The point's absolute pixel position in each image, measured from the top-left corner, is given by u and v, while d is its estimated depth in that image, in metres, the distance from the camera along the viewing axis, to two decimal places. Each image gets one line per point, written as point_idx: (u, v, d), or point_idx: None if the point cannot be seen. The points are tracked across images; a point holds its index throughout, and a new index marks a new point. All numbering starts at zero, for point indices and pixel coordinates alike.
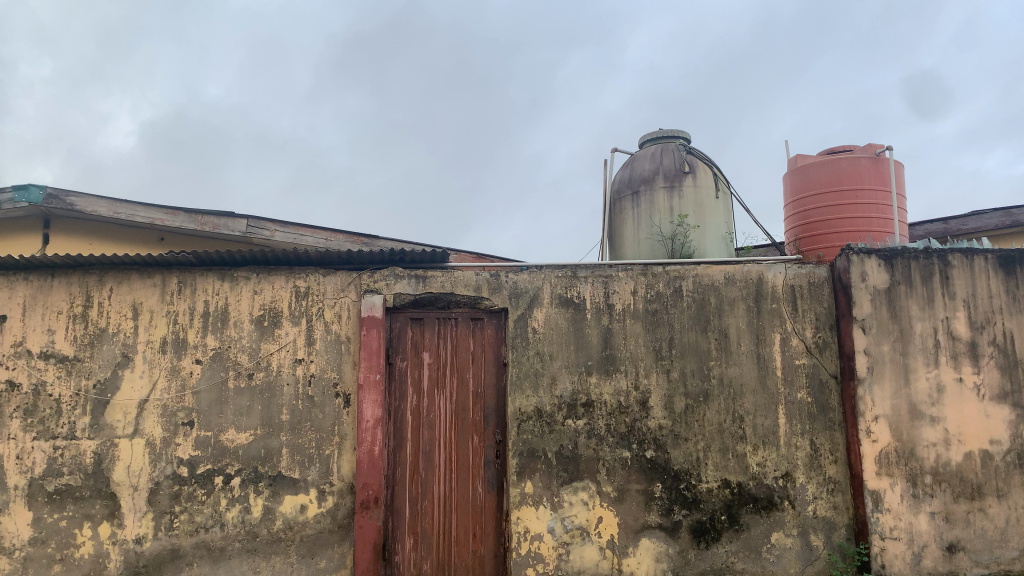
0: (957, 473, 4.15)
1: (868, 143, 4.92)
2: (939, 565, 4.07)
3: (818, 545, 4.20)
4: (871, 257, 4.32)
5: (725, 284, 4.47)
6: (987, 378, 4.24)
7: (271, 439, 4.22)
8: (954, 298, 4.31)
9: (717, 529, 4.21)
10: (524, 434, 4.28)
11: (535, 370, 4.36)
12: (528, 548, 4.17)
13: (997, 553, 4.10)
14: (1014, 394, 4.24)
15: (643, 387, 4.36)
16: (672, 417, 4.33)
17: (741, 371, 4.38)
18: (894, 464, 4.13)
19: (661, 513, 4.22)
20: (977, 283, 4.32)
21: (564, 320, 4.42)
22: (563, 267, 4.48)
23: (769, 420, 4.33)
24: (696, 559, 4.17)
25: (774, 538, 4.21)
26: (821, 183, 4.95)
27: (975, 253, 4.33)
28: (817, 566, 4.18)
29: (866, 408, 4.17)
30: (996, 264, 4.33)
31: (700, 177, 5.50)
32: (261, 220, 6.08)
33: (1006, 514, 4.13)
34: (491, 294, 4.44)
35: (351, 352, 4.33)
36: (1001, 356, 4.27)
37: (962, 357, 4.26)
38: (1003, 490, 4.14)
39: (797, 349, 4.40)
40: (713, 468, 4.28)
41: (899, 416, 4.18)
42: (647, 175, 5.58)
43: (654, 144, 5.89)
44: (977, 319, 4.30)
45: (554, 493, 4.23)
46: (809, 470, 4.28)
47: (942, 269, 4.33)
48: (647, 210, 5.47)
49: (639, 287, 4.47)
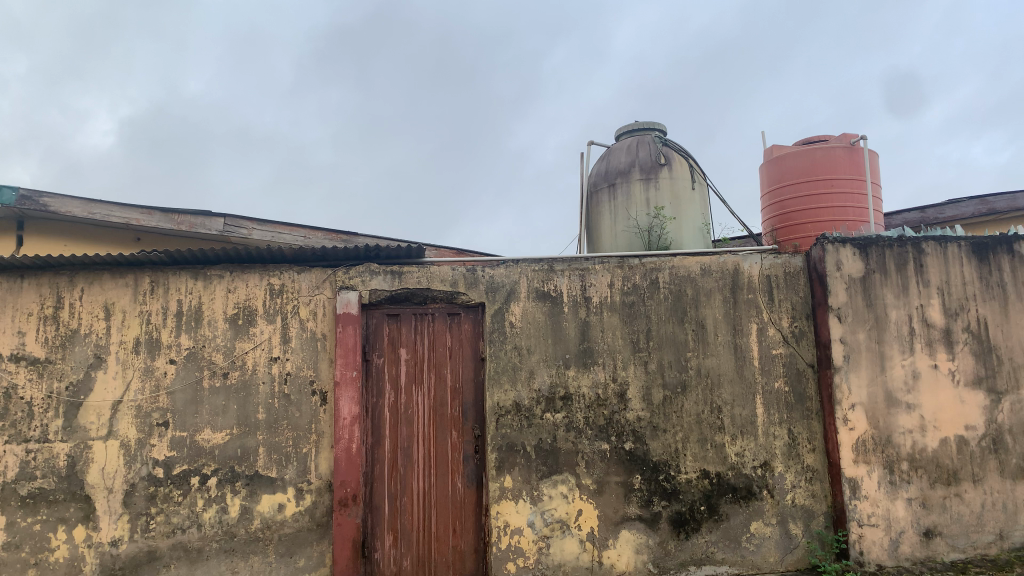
0: (933, 459, 4.19)
1: (843, 133, 4.95)
2: (917, 551, 4.10)
3: (797, 534, 4.22)
4: (846, 246, 4.34)
5: (702, 275, 4.48)
6: (962, 364, 4.28)
7: (247, 438, 4.19)
8: (928, 286, 4.34)
9: (696, 519, 4.22)
10: (502, 428, 4.28)
11: (513, 364, 4.35)
12: (508, 542, 4.16)
13: (973, 537, 4.14)
14: (988, 380, 4.28)
15: (621, 379, 4.37)
16: (650, 409, 4.34)
17: (718, 362, 4.39)
18: (871, 452, 4.16)
19: (640, 504, 4.22)
20: (951, 270, 4.35)
21: (542, 314, 4.41)
22: (539, 260, 4.48)
23: (746, 409, 4.35)
24: (676, 550, 4.19)
25: (753, 527, 4.22)
26: (796, 173, 4.96)
27: (948, 241, 4.37)
28: (796, 555, 4.20)
29: (843, 396, 4.20)
30: (969, 251, 4.37)
31: (676, 169, 5.51)
32: (238, 218, 6.06)
33: (981, 498, 4.17)
34: (467, 288, 4.42)
35: (327, 350, 4.31)
36: (975, 342, 4.31)
37: (937, 344, 4.29)
38: (979, 475, 4.19)
39: (773, 339, 4.42)
40: (692, 458, 4.29)
41: (875, 404, 4.20)
42: (623, 167, 5.58)
43: (630, 136, 5.88)
44: (951, 305, 4.33)
45: (533, 487, 4.23)
46: (788, 459, 4.30)
47: (916, 257, 4.36)
48: (624, 202, 5.47)
49: (616, 279, 4.47)
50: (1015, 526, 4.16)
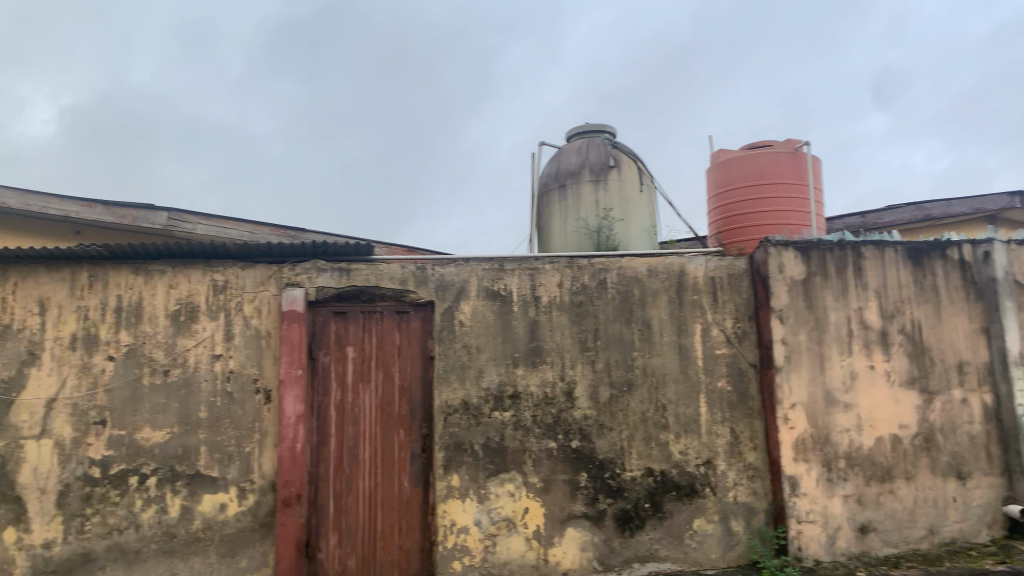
0: (869, 457, 4.31)
1: (787, 139, 5.07)
2: (852, 546, 4.22)
3: (738, 530, 4.31)
4: (788, 249, 4.44)
5: (649, 276, 4.54)
6: (897, 365, 4.42)
7: (188, 437, 4.11)
8: (866, 288, 4.46)
9: (641, 516, 4.27)
10: (450, 427, 4.27)
11: (461, 363, 4.35)
12: (454, 541, 4.16)
13: (906, 533, 4.28)
14: (921, 380, 4.43)
15: (568, 378, 4.40)
16: (597, 407, 4.38)
17: (664, 361, 4.46)
18: (809, 450, 4.26)
19: (586, 502, 4.26)
20: (887, 274, 4.49)
21: (491, 313, 4.42)
22: (489, 259, 4.48)
23: (690, 408, 4.42)
24: (621, 547, 4.23)
25: (696, 524, 4.29)
26: (741, 177, 5.06)
27: (885, 245, 4.51)
28: (737, 551, 4.28)
29: (783, 396, 4.29)
30: (905, 256, 4.52)
31: (625, 171, 5.57)
32: (182, 212, 5.89)
33: (914, 495, 4.31)
34: (416, 286, 4.40)
35: (271, 348, 4.25)
36: (910, 344, 4.46)
37: (873, 345, 4.42)
38: (911, 472, 4.33)
39: (717, 339, 4.50)
40: (637, 456, 4.34)
41: (814, 403, 4.31)
42: (573, 168, 5.61)
43: (581, 138, 5.92)
44: (888, 308, 4.47)
45: (480, 486, 4.24)
46: (730, 457, 4.38)
47: (855, 261, 4.48)
48: (573, 203, 5.50)
49: (565, 279, 4.49)
50: (945, 521, 4.31)
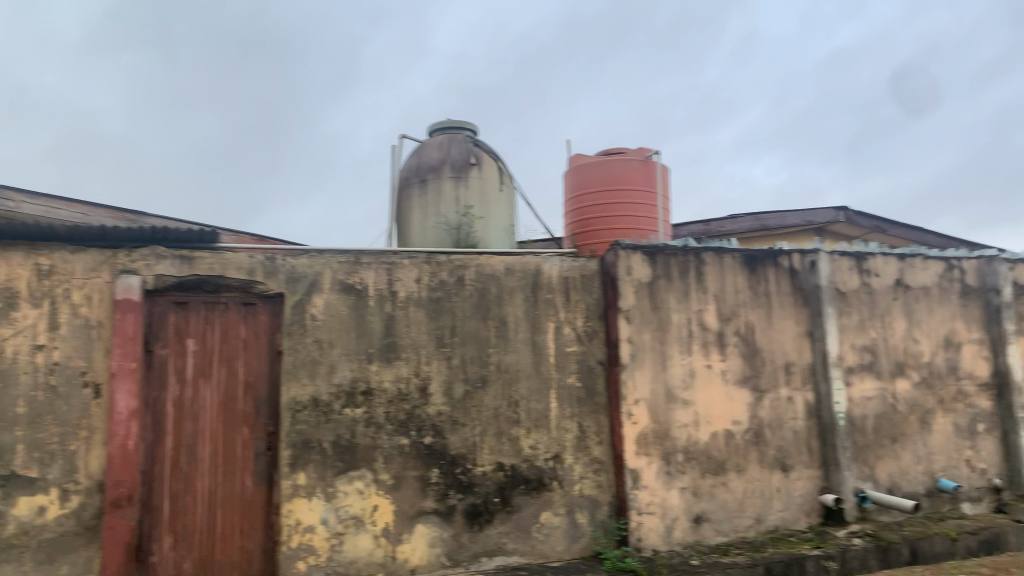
0: (704, 451, 4.57)
1: (639, 147, 5.29)
2: (687, 536, 4.45)
3: (583, 523, 4.44)
4: (636, 253, 4.60)
5: (505, 274, 4.59)
6: (731, 364, 4.71)
7: (2, 435, 3.75)
8: (706, 292, 4.72)
9: (490, 510, 4.32)
10: (298, 424, 4.15)
11: (312, 358, 4.23)
12: (299, 541, 4.04)
13: (735, 522, 4.56)
14: (753, 379, 4.74)
15: (423, 375, 4.38)
16: (451, 404, 4.38)
17: (517, 358, 4.53)
18: (650, 444, 4.45)
19: (436, 498, 4.26)
20: (725, 279, 4.77)
21: (345, 307, 4.32)
22: (345, 252, 4.38)
23: (541, 404, 4.52)
24: (469, 542, 4.26)
25: (543, 517, 4.39)
26: (596, 182, 5.21)
27: (724, 252, 4.79)
28: (582, 543, 4.42)
29: (628, 392, 4.45)
30: (742, 263, 4.82)
31: (485, 170, 5.60)
32: (4, 189, 5.40)
33: (743, 486, 4.61)
34: (265, 278, 4.23)
35: (102, 339, 3.96)
36: (743, 345, 4.76)
37: (711, 345, 4.69)
38: (742, 465, 4.63)
39: (569, 337, 4.63)
40: (488, 452, 4.39)
41: (657, 399, 4.51)
42: (434, 164, 5.56)
43: (442, 134, 5.89)
44: (725, 311, 4.75)
45: (328, 484, 4.14)
46: (577, 452, 4.52)
47: (697, 266, 4.72)
48: (434, 199, 5.47)
49: (423, 275, 4.47)
50: (769, 510, 4.64)
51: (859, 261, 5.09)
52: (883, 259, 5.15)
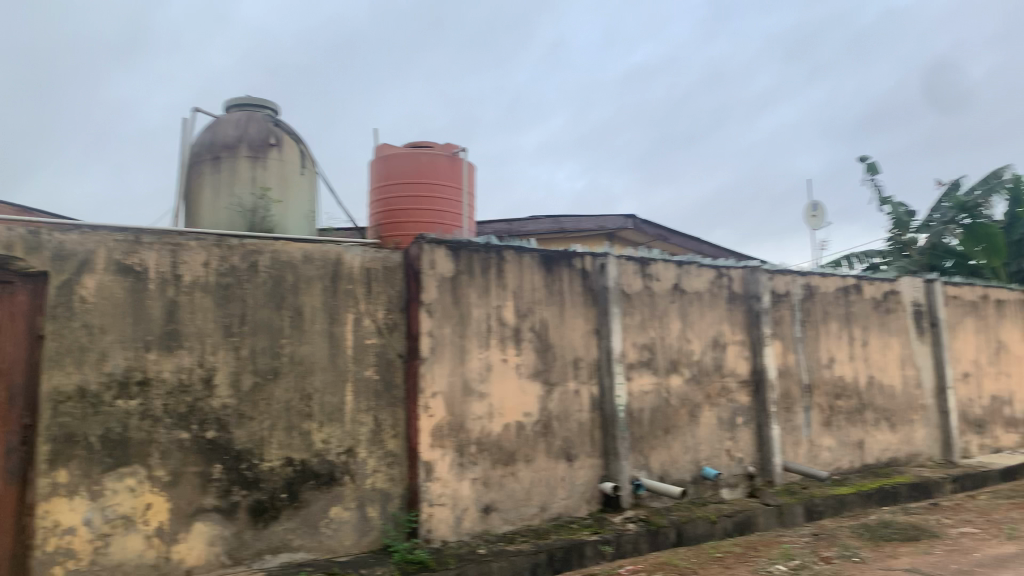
0: (496, 443, 4.69)
1: (447, 143, 5.32)
2: (475, 525, 4.56)
3: (373, 517, 4.41)
4: (440, 247, 4.61)
5: (303, 262, 4.45)
6: (525, 359, 4.88)
7: None
8: (505, 288, 4.85)
9: (276, 506, 4.17)
10: (60, 417, 3.77)
11: (80, 345, 3.86)
12: (56, 544, 3.68)
13: (522, 511, 4.74)
14: (544, 373, 4.95)
15: (208, 365, 4.13)
16: (238, 396, 4.18)
17: (312, 350, 4.40)
18: (445, 436, 4.49)
19: (218, 495, 4.04)
20: (524, 277, 4.93)
21: (121, 289, 3.98)
22: (123, 230, 4.02)
23: (335, 397, 4.42)
24: (252, 540, 4.08)
25: (332, 512, 4.31)
26: (402, 175, 5.15)
27: (524, 252, 4.94)
28: (371, 537, 4.39)
29: (426, 385, 4.45)
30: (539, 262, 5.00)
31: (286, 152, 5.38)
32: None
33: (531, 476, 4.80)
34: (26, 254, 3.79)
35: None
36: (537, 341, 4.95)
37: (507, 340, 4.82)
38: (530, 456, 4.81)
39: (367, 330, 4.58)
40: (277, 446, 4.23)
41: (453, 393, 4.56)
42: (229, 140, 5.26)
43: (240, 110, 5.57)
44: (522, 307, 4.91)
45: (94, 481, 3.79)
46: (371, 445, 4.48)
47: (498, 263, 4.83)
48: (228, 178, 5.17)
49: (212, 258, 4.21)
50: (554, 499, 4.87)
51: (643, 266, 5.45)
52: (663, 265, 5.55)
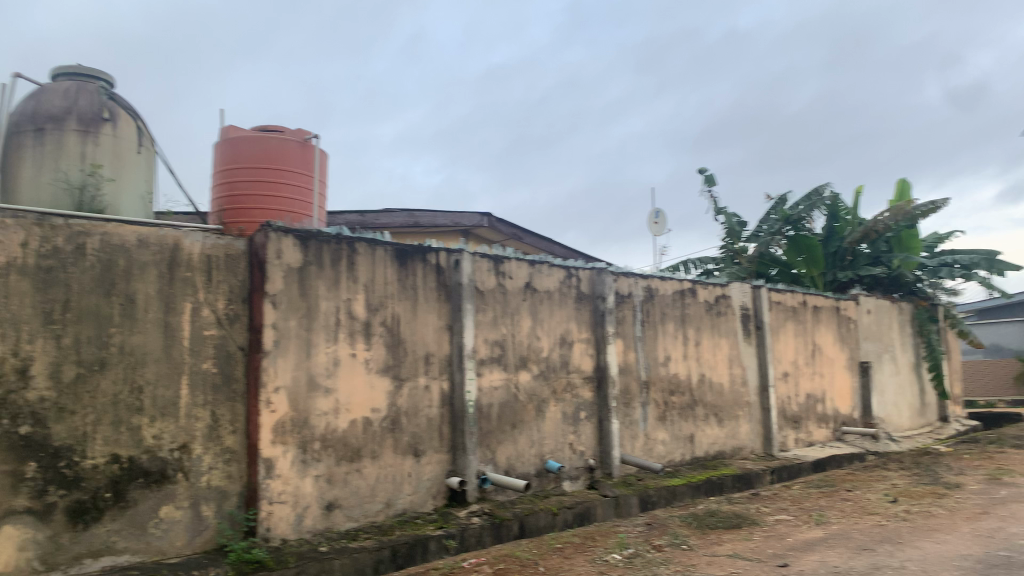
0: (341, 439, 4.59)
1: (299, 128, 5.13)
2: (317, 523, 4.42)
3: (207, 515, 4.21)
4: (288, 236, 4.43)
5: (137, 247, 4.15)
6: (374, 354, 4.81)
7: None
8: (356, 282, 4.75)
9: (99, 507, 3.86)
10: None
11: None
12: None
13: (366, 507, 4.66)
14: (394, 368, 4.90)
15: (23, 353, 3.75)
16: (58, 389, 3.83)
17: (144, 340, 4.12)
18: (287, 433, 4.31)
19: (31, 496, 3.69)
20: (376, 271, 4.86)
21: None
22: None
23: (169, 391, 4.17)
24: (71, 543, 3.76)
25: (163, 512, 4.06)
26: (248, 159, 4.92)
27: (377, 245, 4.87)
28: (204, 537, 4.18)
29: (268, 379, 4.25)
30: (392, 256, 4.95)
31: (121, 128, 5.02)
32: None
33: (376, 472, 4.73)
34: None
35: None
36: (388, 335, 4.89)
37: (357, 334, 4.73)
38: (377, 452, 4.75)
39: (206, 321, 4.36)
40: (102, 442, 3.93)
41: (297, 388, 4.40)
42: (56, 111, 4.83)
43: (70, 79, 5.13)
44: (373, 301, 4.83)
45: None
46: (207, 441, 4.27)
47: (349, 255, 4.72)
48: (53, 152, 4.75)
49: (31, 239, 3.83)
50: (399, 494, 4.83)
51: (496, 264, 5.51)
52: (516, 263, 5.65)
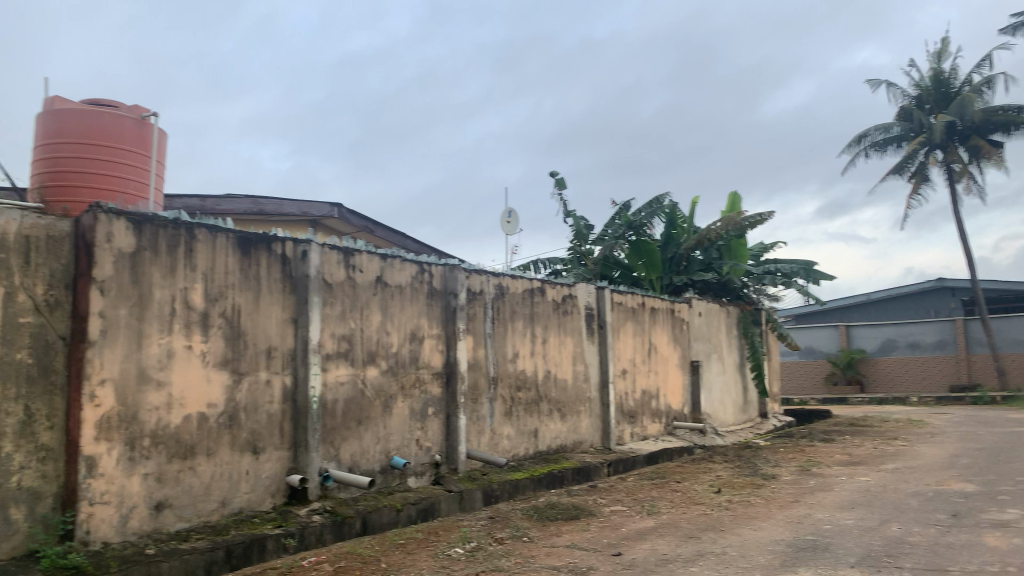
0: (174, 435, 4.34)
1: (135, 104, 4.79)
2: (145, 524, 4.15)
3: (17, 519, 3.73)
4: (120, 219, 4.13)
5: None
6: (212, 346, 4.59)
7: None
8: (194, 270, 4.51)
9: None
10: None
11: None
12: None
13: (199, 506, 4.44)
14: (233, 362, 4.70)
15: None
16: None
17: None
18: (114, 428, 4.03)
19: None
20: (216, 259, 4.64)
21: None
22: None
23: None
24: None
25: None
26: (79, 132, 4.51)
27: (218, 231, 4.65)
28: (13, 543, 3.70)
29: (93, 371, 3.94)
30: (234, 244, 4.74)
31: None
32: None
33: (211, 470, 4.51)
34: None
35: None
36: (228, 327, 4.69)
37: (193, 325, 4.49)
38: (212, 448, 4.54)
39: (23, 306, 3.89)
40: None
41: (126, 380, 4.11)
42: None
43: None
44: (212, 291, 4.61)
45: None
46: (19, 438, 3.80)
47: (187, 241, 4.48)
48: None
49: None
50: (235, 493, 4.64)
51: (346, 257, 5.41)
52: (366, 257, 5.56)
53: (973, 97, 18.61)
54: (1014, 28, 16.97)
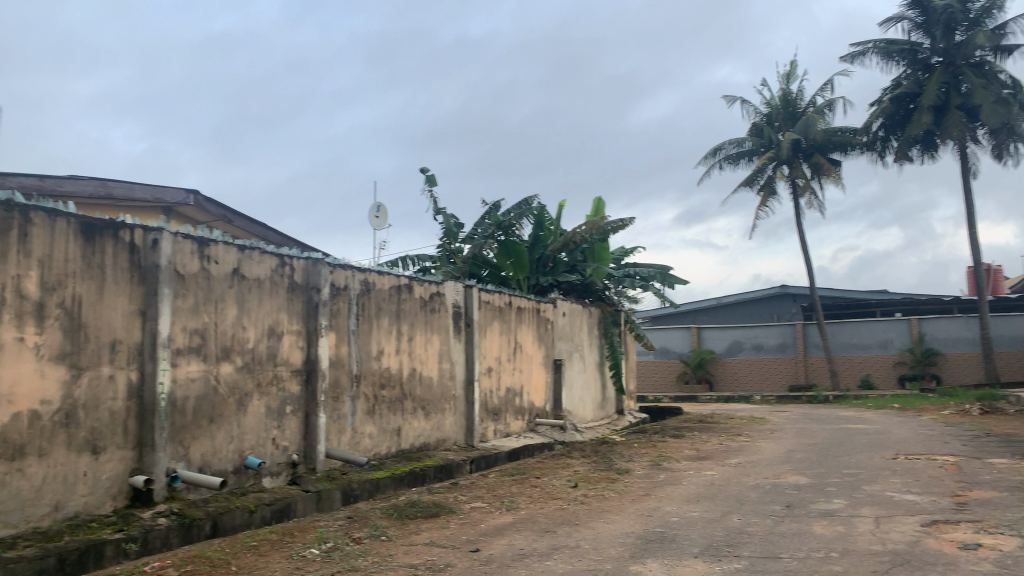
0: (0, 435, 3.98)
1: None
2: None
3: None
4: None
5: None
6: (48, 339, 4.25)
7: None
8: (29, 256, 4.16)
9: None
10: None
11: None
12: None
13: (28, 512, 4.09)
14: (71, 356, 4.37)
15: None
16: None
17: None
18: None
19: None
20: (54, 245, 4.30)
21: None
22: None
23: None
24: None
25: None
26: None
27: (57, 216, 4.32)
28: None
29: None
30: (76, 230, 4.42)
31: None
32: None
33: (43, 472, 4.18)
34: None
35: None
36: (66, 319, 4.36)
37: (27, 317, 4.14)
38: (45, 449, 4.20)
39: None
40: None
41: None
42: None
43: None
44: (49, 280, 4.27)
45: None
46: None
47: (21, 225, 4.12)
48: None
49: None
50: (71, 496, 4.32)
51: (202, 247, 5.16)
52: (224, 248, 5.33)
53: (817, 118, 20.08)
54: (853, 58, 18.45)
